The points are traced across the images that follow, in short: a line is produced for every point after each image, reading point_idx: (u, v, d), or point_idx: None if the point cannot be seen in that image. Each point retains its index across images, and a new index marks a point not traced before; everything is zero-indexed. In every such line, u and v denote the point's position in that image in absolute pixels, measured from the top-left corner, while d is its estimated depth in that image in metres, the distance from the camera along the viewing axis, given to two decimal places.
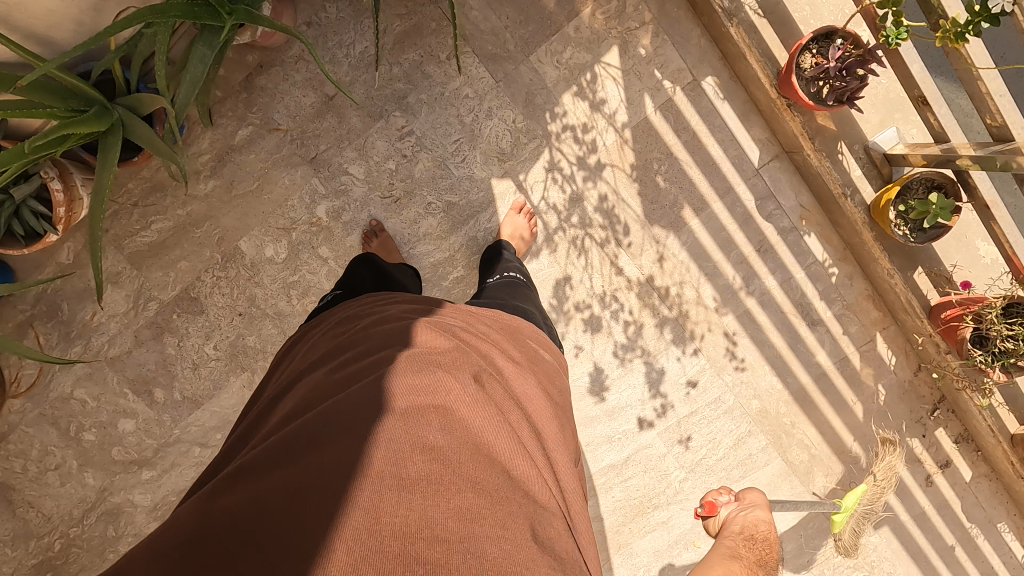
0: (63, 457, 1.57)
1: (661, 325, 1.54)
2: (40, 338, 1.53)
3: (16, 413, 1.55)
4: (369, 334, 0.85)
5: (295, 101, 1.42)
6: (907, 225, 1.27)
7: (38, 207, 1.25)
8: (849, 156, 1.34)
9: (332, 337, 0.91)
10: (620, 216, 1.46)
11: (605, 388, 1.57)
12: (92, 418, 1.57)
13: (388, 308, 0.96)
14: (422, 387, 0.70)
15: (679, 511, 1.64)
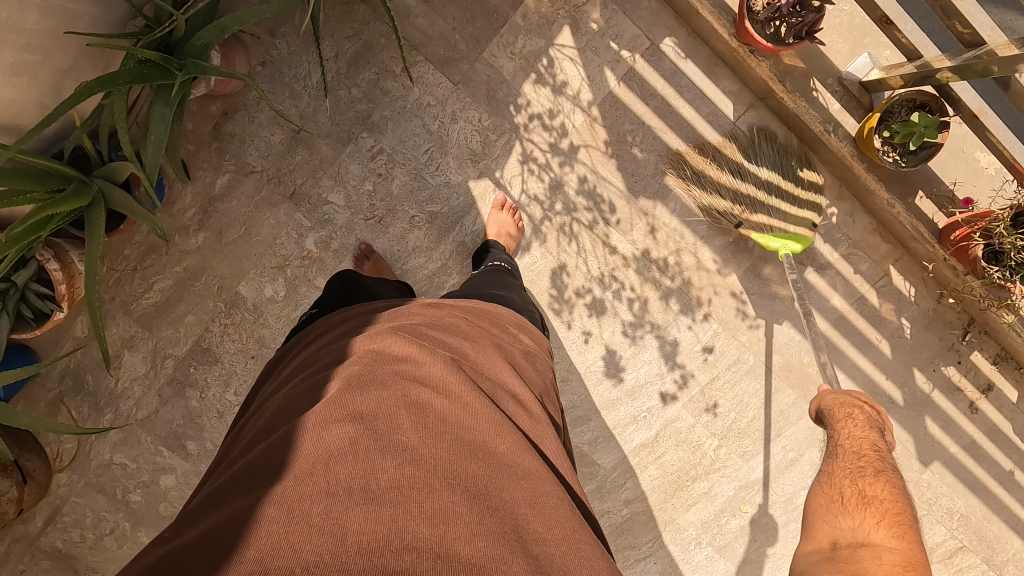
0: (115, 520, 1.63)
1: (667, 297, 1.51)
2: (72, 412, 1.59)
3: (64, 486, 1.62)
4: (326, 360, 0.86)
5: (264, 141, 1.44)
6: (896, 150, 1.23)
7: (42, 287, 1.30)
8: (824, 91, 1.30)
9: (297, 366, 0.93)
10: (604, 195, 1.44)
11: (621, 368, 1.56)
12: (135, 479, 1.63)
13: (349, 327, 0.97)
14: (364, 403, 0.70)
15: (719, 480, 1.65)
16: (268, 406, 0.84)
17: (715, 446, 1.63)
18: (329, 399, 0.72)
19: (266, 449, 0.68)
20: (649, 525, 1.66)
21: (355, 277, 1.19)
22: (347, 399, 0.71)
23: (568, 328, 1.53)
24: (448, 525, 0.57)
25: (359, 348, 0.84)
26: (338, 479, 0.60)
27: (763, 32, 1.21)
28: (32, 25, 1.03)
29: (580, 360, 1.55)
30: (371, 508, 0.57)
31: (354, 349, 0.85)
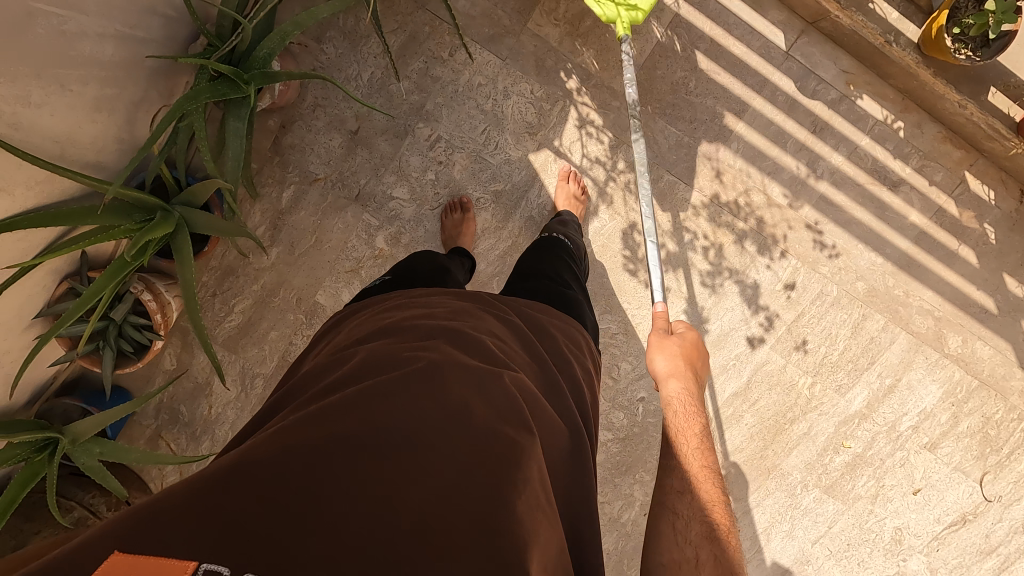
0: None
1: (742, 239, 1.50)
2: (171, 445, 1.62)
3: None
4: (392, 333, 0.88)
5: (325, 147, 1.46)
6: (969, 46, 1.22)
7: (137, 320, 1.33)
8: (882, 2, 1.34)
9: (365, 331, 0.95)
10: (665, 147, 1.44)
11: (704, 318, 1.54)
12: None
13: (415, 307, 0.99)
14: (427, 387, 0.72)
15: (819, 418, 1.65)
16: (335, 364, 0.86)
17: (810, 384, 1.62)
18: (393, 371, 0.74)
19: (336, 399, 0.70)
20: (752, 475, 1.68)
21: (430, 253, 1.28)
22: (415, 382, 0.72)
23: (645, 286, 1.55)
24: (470, 531, 0.57)
25: (426, 332, 0.86)
26: (384, 450, 0.62)
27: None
28: (112, 57, 1.06)
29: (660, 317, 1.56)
30: (408, 489, 0.59)
31: (421, 331, 0.86)
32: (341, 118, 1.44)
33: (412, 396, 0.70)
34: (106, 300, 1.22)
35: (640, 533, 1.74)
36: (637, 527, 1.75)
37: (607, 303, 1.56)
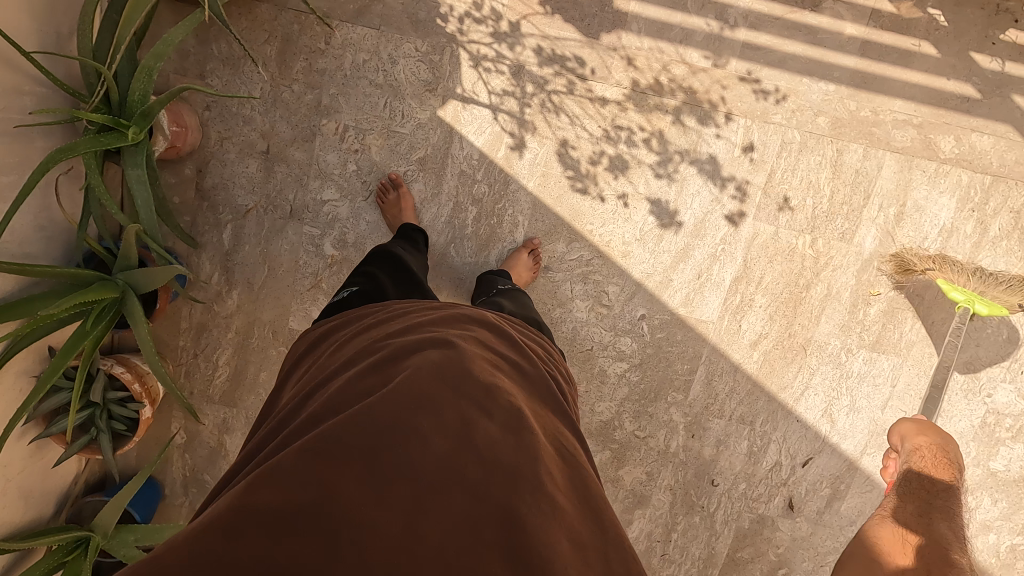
0: None
1: (679, 118, 1.43)
2: None
3: None
4: (370, 357, 0.88)
5: (245, 176, 1.45)
6: None
7: (117, 395, 1.34)
8: None
9: (340, 353, 0.95)
10: (566, 53, 1.39)
11: (673, 212, 1.49)
12: None
13: (389, 323, 0.99)
14: (420, 423, 0.74)
15: (835, 274, 1.54)
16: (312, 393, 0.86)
17: (811, 241, 1.51)
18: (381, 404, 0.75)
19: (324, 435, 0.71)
20: (789, 357, 1.61)
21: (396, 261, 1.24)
22: (407, 417, 0.74)
23: (602, 202, 1.48)
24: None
25: (408, 354, 0.86)
26: (384, 502, 0.65)
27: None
28: None
29: (624, 228, 1.50)
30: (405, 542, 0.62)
31: (399, 352, 0.87)
32: (248, 143, 1.43)
33: (405, 435, 0.72)
34: (78, 385, 1.23)
35: (695, 452, 1.68)
36: (690, 449, 1.68)
37: (570, 231, 1.50)
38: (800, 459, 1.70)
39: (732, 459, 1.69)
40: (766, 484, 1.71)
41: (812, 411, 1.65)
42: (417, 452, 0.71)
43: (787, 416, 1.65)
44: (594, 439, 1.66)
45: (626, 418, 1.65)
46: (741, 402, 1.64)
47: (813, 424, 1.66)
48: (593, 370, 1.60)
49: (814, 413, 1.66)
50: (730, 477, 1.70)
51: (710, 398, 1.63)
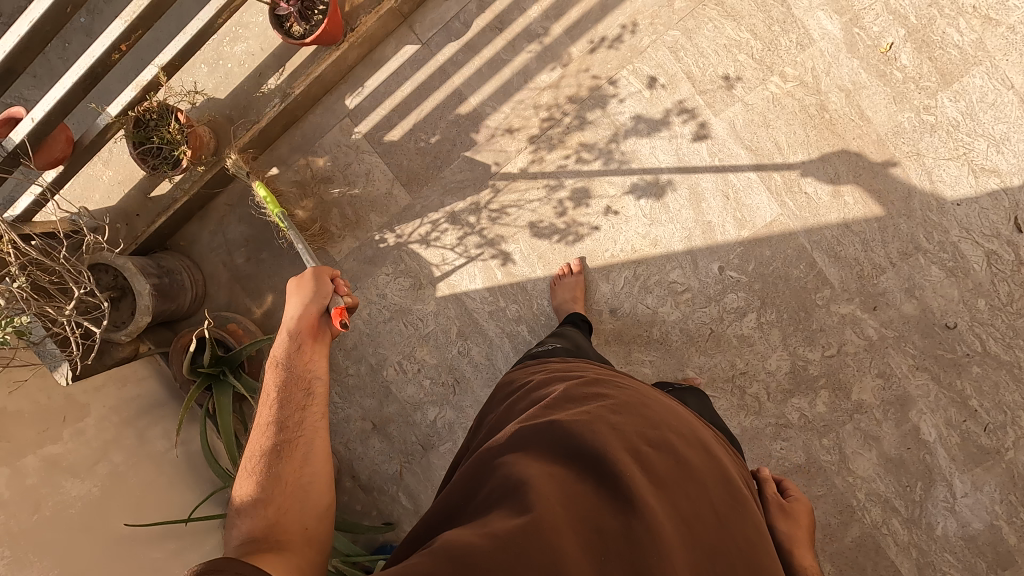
0: None
1: (582, 123, 1.47)
2: None
3: None
4: (596, 394, 0.85)
5: (375, 454, 1.65)
6: None
7: None
8: None
9: (557, 380, 0.92)
10: (469, 173, 1.53)
11: (652, 177, 1.47)
12: None
13: (603, 372, 0.98)
14: (645, 432, 0.77)
15: (833, 75, 1.40)
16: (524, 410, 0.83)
17: (781, 79, 1.41)
18: (652, 452, 0.73)
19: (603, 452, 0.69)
20: (882, 168, 1.40)
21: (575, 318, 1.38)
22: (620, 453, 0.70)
23: (598, 229, 1.51)
24: None
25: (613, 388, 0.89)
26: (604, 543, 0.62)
27: (287, 36, 1.28)
28: None
29: (632, 228, 1.50)
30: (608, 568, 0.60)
31: (637, 404, 0.84)
32: (360, 430, 1.65)
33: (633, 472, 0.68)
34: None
35: (899, 318, 1.45)
36: (892, 321, 1.45)
37: (601, 270, 1.52)
38: (1009, 229, 1.38)
39: (941, 291, 1.42)
40: (1004, 279, 1.40)
41: (963, 184, 1.38)
42: (663, 455, 0.73)
43: (943, 211, 1.39)
44: (799, 393, 1.51)
45: (805, 351, 1.49)
46: (887, 242, 1.42)
47: (978, 192, 1.38)
48: (733, 343, 1.51)
49: (967, 183, 1.38)
50: (961, 309, 1.42)
51: (855, 267, 1.44)
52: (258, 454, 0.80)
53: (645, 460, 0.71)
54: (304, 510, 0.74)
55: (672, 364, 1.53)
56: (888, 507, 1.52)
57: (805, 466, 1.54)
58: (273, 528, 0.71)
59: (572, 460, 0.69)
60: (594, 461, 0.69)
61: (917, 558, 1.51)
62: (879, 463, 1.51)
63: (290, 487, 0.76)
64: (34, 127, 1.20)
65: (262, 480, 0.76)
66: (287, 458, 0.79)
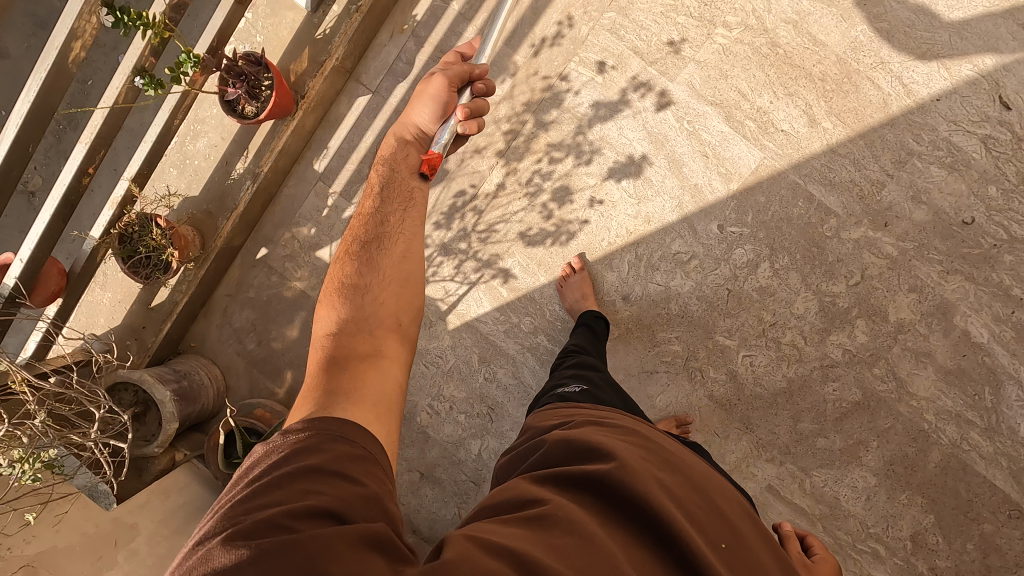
0: None
1: (545, 124, 1.47)
2: None
3: None
4: (638, 444, 0.81)
5: (430, 503, 1.60)
6: None
7: None
8: None
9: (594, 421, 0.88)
10: (451, 202, 1.53)
11: (628, 157, 1.46)
12: None
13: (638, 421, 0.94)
14: (694, 490, 0.74)
15: (775, 10, 1.39)
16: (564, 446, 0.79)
17: (726, 28, 1.40)
18: (707, 518, 0.70)
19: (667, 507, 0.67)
20: (852, 86, 1.38)
21: (592, 331, 1.34)
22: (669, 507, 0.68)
23: (589, 222, 1.49)
24: None
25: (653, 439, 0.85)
26: None
27: (241, 118, 1.30)
28: None
29: (622, 211, 1.48)
30: None
31: (679, 461, 0.81)
32: (410, 481, 1.62)
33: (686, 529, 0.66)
34: None
35: (913, 228, 1.40)
36: (907, 232, 1.41)
37: (603, 261, 1.50)
38: (998, 110, 1.34)
39: (948, 190, 1.38)
40: (1008, 161, 1.36)
41: (937, 79, 1.35)
42: (712, 515, 0.71)
43: (925, 110, 1.37)
44: (836, 329, 1.46)
45: (829, 286, 1.45)
46: (878, 156, 1.39)
47: (955, 82, 1.35)
48: (754, 298, 1.47)
49: (940, 77, 1.35)
50: (974, 201, 1.38)
51: (854, 190, 1.41)
52: (344, 282, 0.85)
53: (696, 519, 0.69)
54: (382, 365, 0.76)
55: (698, 334, 1.50)
56: (962, 421, 1.45)
57: (864, 401, 1.48)
58: (364, 355, 0.76)
59: (630, 516, 0.67)
60: (646, 514, 0.66)
61: (1007, 465, 1.45)
62: (938, 379, 1.45)
63: (387, 295, 0.83)
64: (24, 267, 1.23)
65: (345, 310, 0.81)
66: (371, 285, 0.84)
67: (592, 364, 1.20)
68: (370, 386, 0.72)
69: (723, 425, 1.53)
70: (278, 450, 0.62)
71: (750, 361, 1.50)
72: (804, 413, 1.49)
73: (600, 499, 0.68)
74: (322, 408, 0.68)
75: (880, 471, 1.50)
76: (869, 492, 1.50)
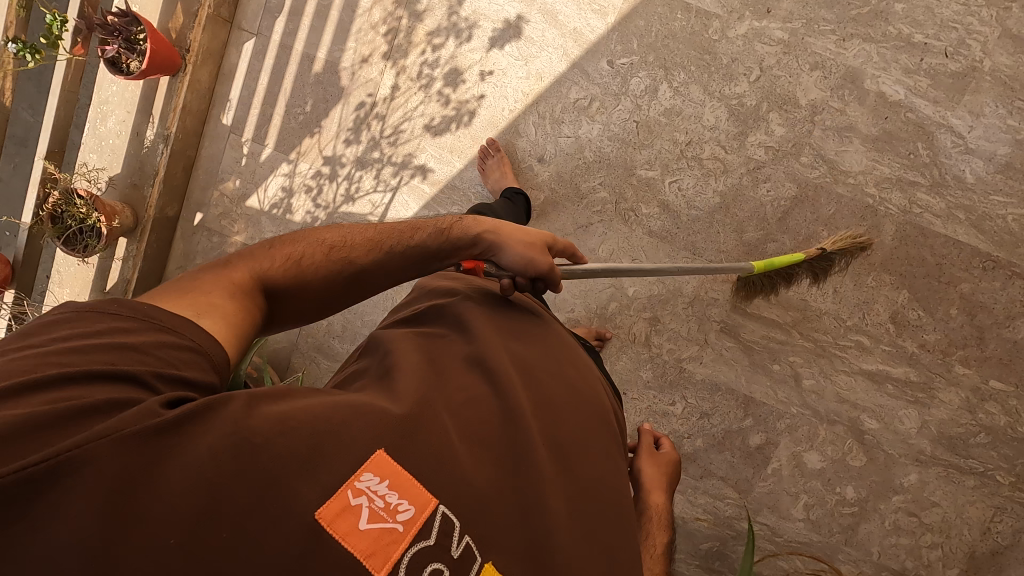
0: (847, 486, 1.54)
1: (419, 16, 1.51)
2: (728, 542, 1.61)
3: (819, 536, 1.57)
4: (515, 321, 0.90)
5: None
6: None
7: None
8: None
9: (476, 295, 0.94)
10: (354, 117, 1.57)
11: (504, 23, 1.48)
12: (795, 471, 1.56)
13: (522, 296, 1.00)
14: (545, 367, 0.83)
15: None
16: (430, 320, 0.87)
17: None
18: (546, 388, 0.80)
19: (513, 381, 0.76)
20: None
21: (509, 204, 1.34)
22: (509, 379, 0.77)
23: (486, 96, 1.52)
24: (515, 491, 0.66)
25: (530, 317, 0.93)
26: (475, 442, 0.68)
27: (129, 73, 1.38)
28: None
29: (514, 76, 1.50)
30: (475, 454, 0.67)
31: (553, 343, 0.90)
32: None
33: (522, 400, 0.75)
34: None
35: (797, 6, 1.39)
36: (793, 12, 1.39)
37: (509, 130, 1.52)
38: None
39: None
40: None
41: None
42: (555, 390, 0.80)
43: None
44: (752, 129, 1.44)
45: (732, 88, 1.43)
46: None
47: None
48: (663, 122, 1.46)
49: None
50: None
51: None
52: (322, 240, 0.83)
53: (534, 391, 0.78)
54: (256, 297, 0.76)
55: (620, 174, 1.50)
56: (905, 185, 1.41)
57: (801, 194, 1.45)
58: (229, 290, 0.74)
59: (484, 379, 0.76)
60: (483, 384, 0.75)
61: (967, 217, 1.40)
62: (869, 149, 1.41)
63: (317, 266, 0.80)
64: None
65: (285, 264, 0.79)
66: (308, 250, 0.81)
67: (483, 212, 1.17)
68: (235, 310, 0.72)
69: (671, 257, 1.51)
70: (101, 314, 0.63)
71: (678, 186, 1.48)
72: (747, 223, 1.47)
73: (449, 365, 0.77)
74: (195, 317, 0.69)
75: (839, 260, 1.46)
76: (834, 285, 1.47)
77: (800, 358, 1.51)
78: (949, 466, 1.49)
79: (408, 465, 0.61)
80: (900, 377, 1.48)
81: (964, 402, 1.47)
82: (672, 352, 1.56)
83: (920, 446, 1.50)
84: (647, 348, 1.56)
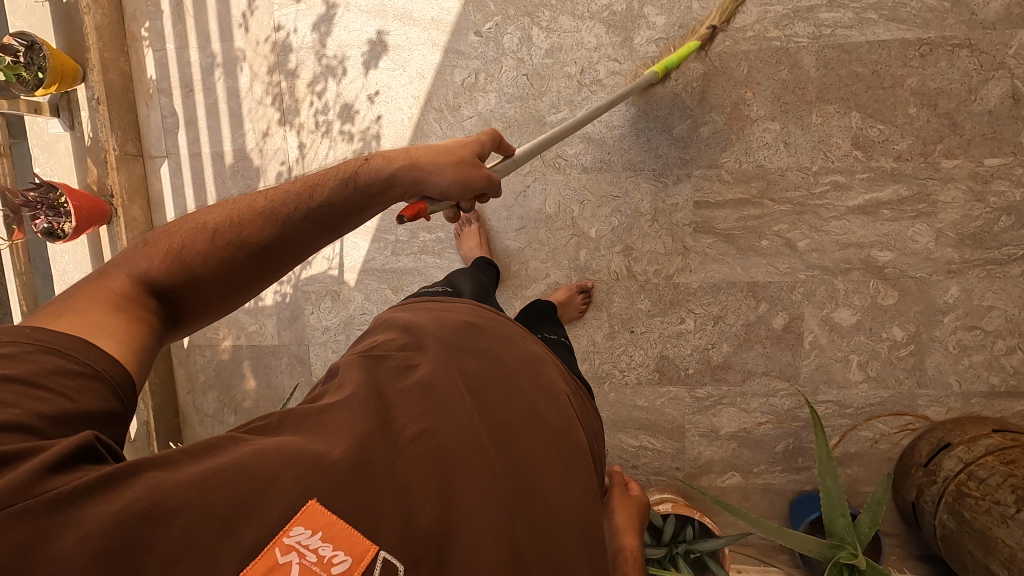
0: (895, 327, 1.43)
1: (293, 75, 1.57)
2: (805, 436, 1.50)
3: (890, 391, 1.45)
4: (474, 338, 0.82)
5: None
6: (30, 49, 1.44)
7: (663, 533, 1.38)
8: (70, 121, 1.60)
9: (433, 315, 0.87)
10: (278, 189, 1.63)
11: (369, 45, 1.52)
12: (836, 336, 1.46)
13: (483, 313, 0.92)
14: (508, 386, 0.76)
15: None
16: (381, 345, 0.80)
17: None
18: (508, 410, 0.73)
19: (511, 429, 0.71)
20: None
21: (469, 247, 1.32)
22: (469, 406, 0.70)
23: (383, 116, 1.55)
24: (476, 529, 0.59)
25: (495, 332, 0.86)
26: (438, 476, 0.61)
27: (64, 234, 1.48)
28: None
29: (399, 87, 1.53)
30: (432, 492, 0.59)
31: (520, 357, 0.82)
32: None
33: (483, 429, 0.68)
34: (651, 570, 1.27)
35: None
36: None
37: (416, 135, 1.54)
38: None
39: None
40: None
41: None
42: (520, 411, 0.73)
43: None
44: (634, 30, 1.42)
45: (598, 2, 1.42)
46: None
47: None
48: (549, 64, 1.46)
49: None
50: None
51: None
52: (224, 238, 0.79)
53: (493, 416, 0.71)
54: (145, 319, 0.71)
55: (532, 128, 1.49)
56: (804, 14, 1.36)
57: (708, 68, 1.41)
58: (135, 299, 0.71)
59: (443, 403, 0.69)
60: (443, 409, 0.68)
61: (880, 14, 1.33)
62: None
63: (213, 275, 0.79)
64: None
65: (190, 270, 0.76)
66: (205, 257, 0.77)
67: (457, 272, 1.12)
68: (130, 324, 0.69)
69: (615, 183, 1.48)
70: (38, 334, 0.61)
71: None
72: (671, 119, 1.43)
73: (404, 391, 0.69)
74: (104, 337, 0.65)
75: (776, 112, 1.40)
76: (783, 138, 1.40)
77: (787, 223, 1.44)
78: (987, 263, 1.38)
79: (346, 511, 0.54)
80: (894, 197, 1.39)
81: (969, 193, 1.36)
82: (660, 271, 1.50)
83: (948, 254, 1.39)
84: (634, 279, 1.52)
